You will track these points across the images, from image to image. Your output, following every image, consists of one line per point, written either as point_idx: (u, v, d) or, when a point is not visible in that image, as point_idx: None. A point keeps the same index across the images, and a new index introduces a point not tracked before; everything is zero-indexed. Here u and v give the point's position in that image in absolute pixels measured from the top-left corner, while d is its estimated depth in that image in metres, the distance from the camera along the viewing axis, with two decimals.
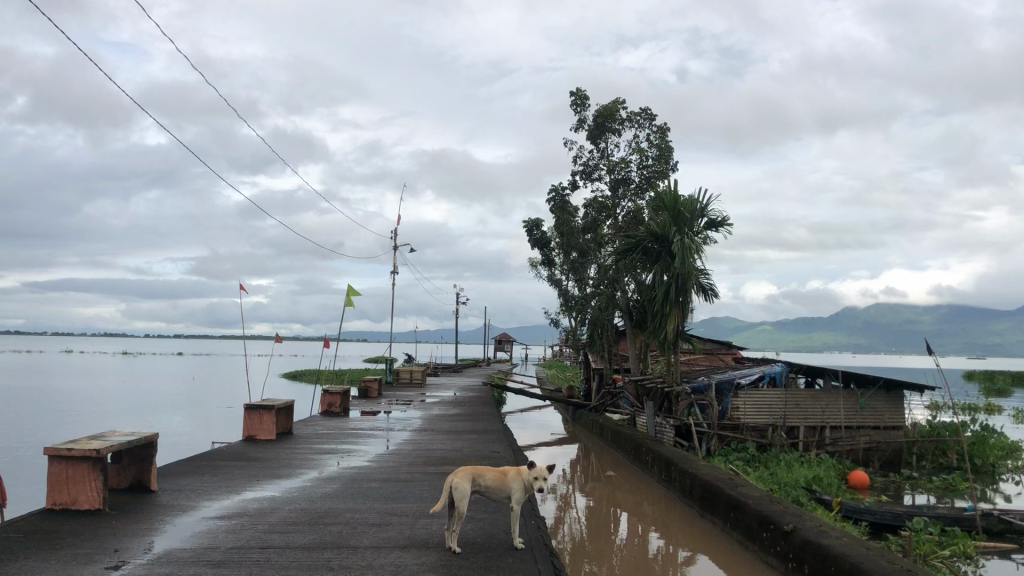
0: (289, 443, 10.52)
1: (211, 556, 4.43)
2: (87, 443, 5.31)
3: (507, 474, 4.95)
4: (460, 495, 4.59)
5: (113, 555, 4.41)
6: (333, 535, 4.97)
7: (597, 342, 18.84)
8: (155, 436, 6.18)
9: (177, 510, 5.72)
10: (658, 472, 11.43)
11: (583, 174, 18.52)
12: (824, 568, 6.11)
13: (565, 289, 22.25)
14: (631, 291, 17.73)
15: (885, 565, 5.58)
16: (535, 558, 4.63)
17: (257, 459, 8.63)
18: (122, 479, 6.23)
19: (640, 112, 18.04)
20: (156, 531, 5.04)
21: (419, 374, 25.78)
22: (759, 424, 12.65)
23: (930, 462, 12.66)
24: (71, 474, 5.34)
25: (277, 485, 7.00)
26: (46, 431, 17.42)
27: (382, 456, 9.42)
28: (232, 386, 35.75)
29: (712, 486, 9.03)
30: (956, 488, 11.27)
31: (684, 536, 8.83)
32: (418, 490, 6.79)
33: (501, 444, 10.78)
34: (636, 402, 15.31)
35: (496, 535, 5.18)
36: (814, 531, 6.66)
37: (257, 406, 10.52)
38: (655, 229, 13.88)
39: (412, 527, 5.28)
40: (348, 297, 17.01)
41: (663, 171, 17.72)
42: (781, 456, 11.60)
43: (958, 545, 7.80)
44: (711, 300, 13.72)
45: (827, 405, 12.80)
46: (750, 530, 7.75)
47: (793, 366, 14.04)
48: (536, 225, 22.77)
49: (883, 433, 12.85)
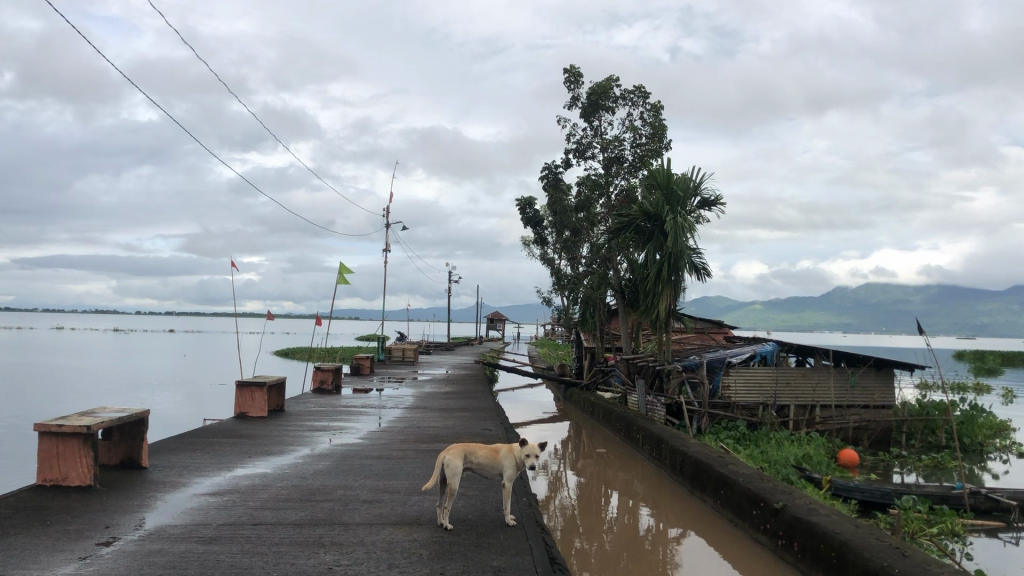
0: (281, 420, 10.51)
1: (202, 533, 4.42)
2: (77, 420, 5.29)
3: (499, 451, 4.95)
4: (452, 472, 4.58)
5: (104, 532, 4.39)
6: (326, 512, 4.98)
7: (589, 321, 18.86)
8: (147, 412, 6.15)
9: (168, 486, 5.71)
10: (649, 449, 11.48)
11: (577, 152, 18.47)
12: (814, 546, 6.15)
13: (558, 268, 22.23)
14: (624, 270, 17.74)
15: (873, 543, 5.62)
16: (526, 535, 4.64)
17: (248, 437, 8.62)
18: (113, 455, 6.20)
19: (634, 90, 17.95)
20: (147, 507, 5.03)
21: (412, 352, 25.80)
22: (749, 403, 12.69)
23: (919, 441, 12.76)
24: (61, 450, 5.31)
25: (269, 462, 7.01)
26: (36, 408, 17.37)
27: (374, 433, 9.44)
28: (222, 364, 35.72)
29: (702, 464, 9.09)
30: (944, 466, 11.37)
31: (675, 513, 8.88)
32: (410, 467, 6.81)
33: (493, 421, 10.80)
34: (628, 381, 15.34)
35: (487, 512, 5.19)
36: (803, 508, 6.70)
37: (249, 383, 10.49)
38: (649, 208, 13.85)
39: (404, 504, 5.28)
40: (340, 275, 16.98)
41: (657, 149, 17.67)
42: (770, 435, 11.66)
43: (945, 523, 7.86)
44: (703, 280, 13.75)
45: (818, 383, 12.84)
46: (739, 507, 7.80)
47: (785, 345, 14.05)
48: (529, 204, 22.73)
49: (873, 412, 12.92)
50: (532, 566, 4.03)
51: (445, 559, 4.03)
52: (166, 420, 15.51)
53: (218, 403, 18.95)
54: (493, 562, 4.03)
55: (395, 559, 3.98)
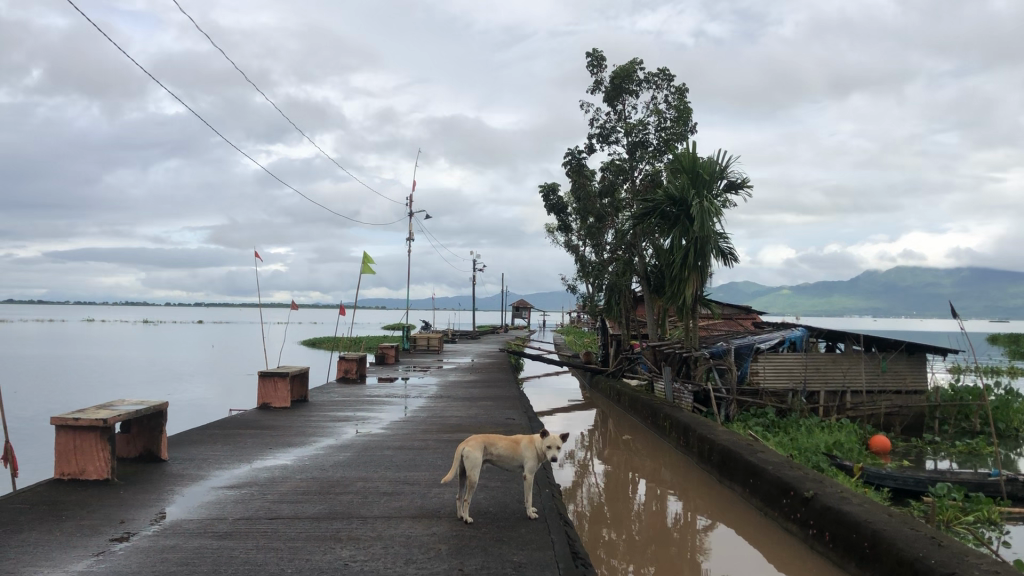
0: (304, 410, 10.47)
1: (218, 528, 4.34)
2: (95, 414, 5.23)
3: (520, 443, 4.82)
4: (472, 463, 4.47)
5: (118, 527, 4.32)
6: (345, 505, 4.89)
7: (614, 308, 18.69)
8: (166, 405, 6.10)
9: (187, 479, 5.65)
10: (677, 437, 11.31)
11: (600, 137, 18.26)
12: (846, 536, 5.97)
13: (582, 255, 22.06)
14: (649, 256, 17.55)
15: (908, 532, 5.43)
16: (548, 529, 4.51)
17: (270, 428, 8.56)
18: (132, 448, 6.16)
19: (659, 73, 17.69)
20: (163, 501, 4.96)
21: (436, 341, 25.77)
22: (778, 389, 12.49)
23: (952, 426, 12.50)
24: (78, 444, 5.26)
25: (290, 453, 6.94)
26: (64, 400, 17.48)
27: (397, 423, 9.38)
28: (248, 355, 35.92)
29: (730, 451, 8.93)
30: (978, 452, 11.12)
31: (703, 501, 8.75)
32: (432, 458, 6.71)
33: (516, 411, 10.70)
34: (655, 368, 15.18)
35: (509, 504, 5.08)
36: (835, 497, 6.52)
37: (272, 373, 10.45)
38: (674, 192, 13.65)
39: (424, 496, 5.19)
40: (364, 264, 16.94)
41: (682, 133, 17.43)
42: (800, 421, 11.46)
43: (982, 511, 7.64)
44: (730, 265, 13.54)
45: (848, 369, 12.59)
46: (769, 496, 7.63)
47: (814, 330, 13.81)
48: (552, 190, 22.53)
49: (905, 398, 12.67)
50: (554, 561, 3.89)
51: (465, 554, 3.91)
52: (192, 410, 15.55)
53: (245, 393, 19.00)
54: (514, 558, 3.90)
55: (413, 555, 3.87)
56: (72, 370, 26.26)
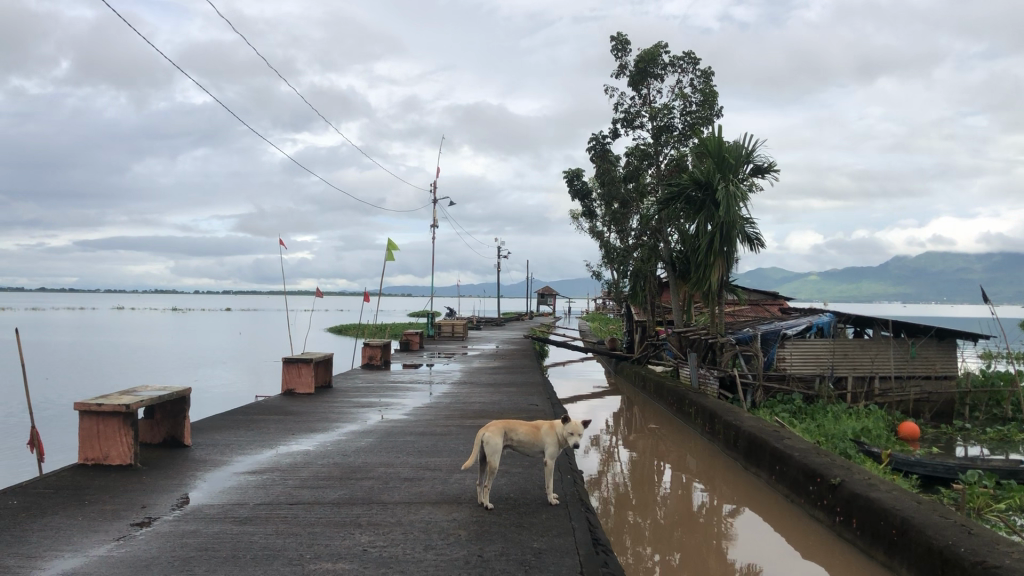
0: (328, 396, 10.49)
1: (239, 513, 4.33)
2: (117, 399, 5.25)
3: (540, 429, 4.77)
4: (491, 449, 4.43)
5: (140, 512, 4.33)
6: (365, 491, 4.87)
7: (639, 294, 18.60)
8: (189, 391, 6.12)
9: (209, 465, 5.66)
10: (702, 424, 11.23)
11: (624, 122, 18.11)
12: (874, 523, 5.88)
13: (606, 241, 21.94)
14: (675, 242, 17.41)
15: (937, 520, 5.33)
16: (570, 515, 4.47)
17: (294, 413, 8.59)
18: (155, 433, 6.19)
19: (684, 56, 17.50)
20: (186, 486, 4.98)
21: (461, 328, 25.79)
22: (805, 375, 12.37)
23: (984, 413, 12.30)
24: (102, 429, 5.29)
25: (313, 439, 6.94)
26: (91, 387, 17.65)
27: (420, 409, 9.37)
28: (273, 342, 36.12)
29: (756, 438, 8.84)
30: (1010, 440, 10.94)
31: (728, 488, 8.67)
32: (454, 444, 6.68)
33: (540, 397, 10.66)
34: (680, 354, 15.08)
35: (531, 490, 5.05)
36: (862, 484, 6.43)
37: (296, 359, 10.46)
38: (700, 177, 13.50)
39: (445, 482, 5.16)
40: (388, 251, 16.94)
41: (708, 117, 17.24)
42: (828, 408, 11.33)
43: (1013, 499, 7.51)
44: (756, 250, 13.39)
45: (877, 355, 12.46)
46: (796, 482, 7.53)
47: (842, 315, 13.63)
48: (576, 176, 22.40)
49: (935, 383, 12.51)
50: (574, 548, 3.85)
51: (485, 540, 3.88)
52: (217, 397, 15.64)
53: (270, 380, 19.10)
54: (534, 544, 3.86)
55: (433, 540, 3.84)
56: (100, 357, 26.52)
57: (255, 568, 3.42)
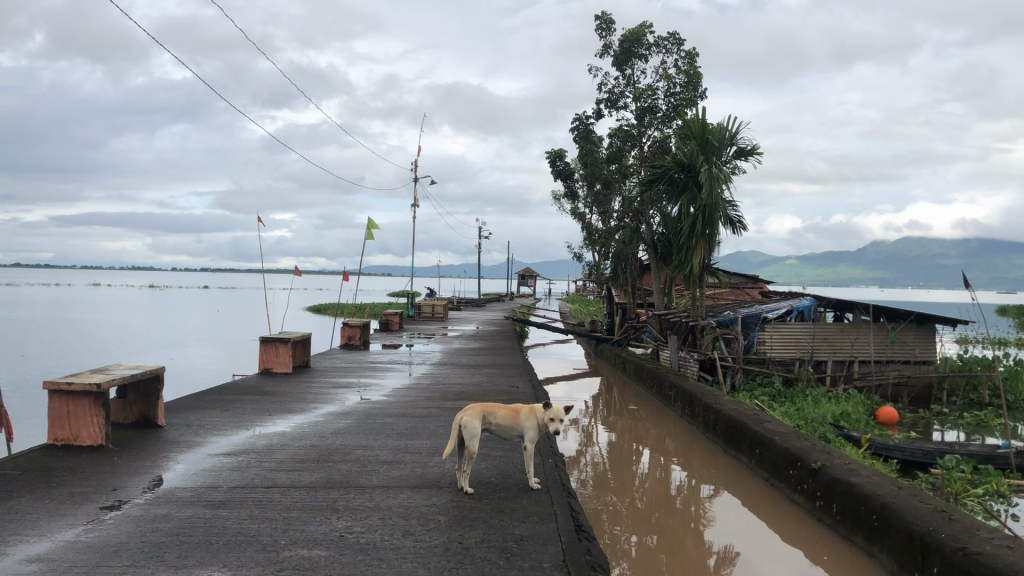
0: (305, 376, 10.36)
1: (212, 497, 4.23)
2: (88, 379, 5.10)
3: (520, 413, 4.68)
4: (470, 434, 4.34)
5: (110, 494, 4.21)
6: (342, 474, 4.77)
7: (620, 276, 18.55)
8: (163, 370, 5.99)
9: (183, 446, 5.53)
10: (682, 406, 11.23)
11: (608, 102, 17.98)
12: (855, 509, 5.85)
13: (588, 222, 21.85)
14: (657, 224, 17.35)
15: (917, 506, 5.29)
16: (552, 500, 4.39)
17: (270, 393, 8.47)
18: (128, 414, 6.05)
19: (669, 37, 17.38)
20: (159, 467, 4.86)
21: (441, 308, 25.66)
22: (785, 358, 12.37)
23: (961, 398, 12.37)
24: (72, 409, 5.15)
25: (290, 420, 6.83)
26: (63, 364, 17.36)
27: (400, 390, 9.26)
28: (250, 321, 35.82)
29: (736, 421, 8.82)
30: (986, 425, 11.01)
31: (707, 471, 8.67)
32: (433, 426, 6.59)
33: (521, 378, 10.59)
34: (660, 337, 15.06)
35: (512, 474, 4.97)
36: (843, 468, 6.39)
37: (273, 339, 10.30)
38: (683, 159, 13.43)
39: (425, 465, 5.08)
40: (368, 231, 16.77)
41: (691, 98, 17.14)
42: (807, 391, 11.33)
43: (991, 484, 7.52)
44: (738, 233, 13.36)
45: (857, 338, 12.45)
46: (776, 467, 7.50)
47: (823, 300, 13.62)
48: (558, 156, 22.29)
49: (914, 368, 12.54)
50: (556, 535, 3.76)
51: (465, 526, 3.79)
52: (192, 376, 15.43)
53: (247, 359, 18.89)
54: (514, 531, 3.77)
55: (411, 526, 3.75)
56: (74, 334, 26.18)
57: (229, 554, 3.32)
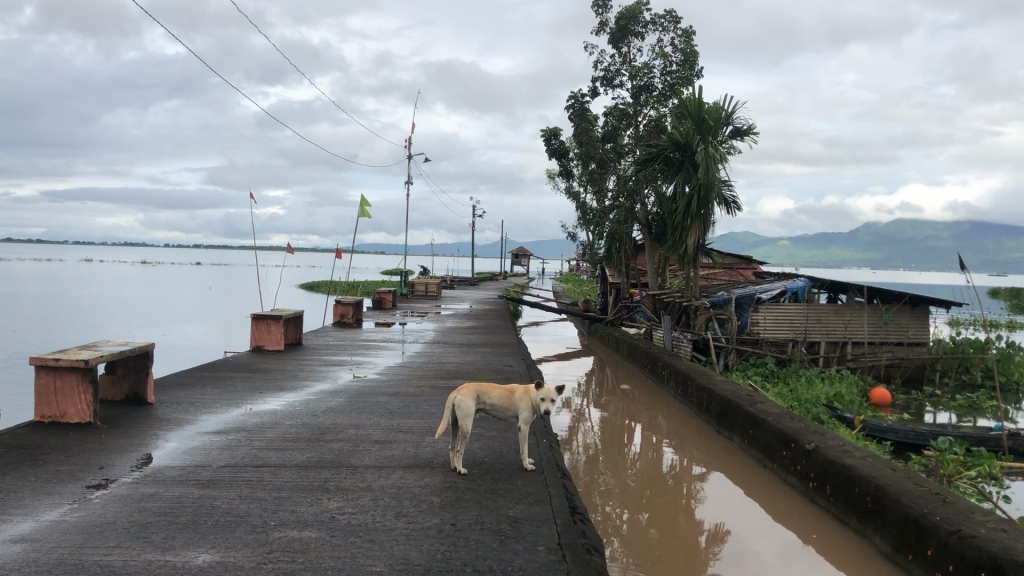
0: (297, 354, 10.28)
1: (201, 475, 4.16)
2: (75, 355, 5.02)
3: (515, 393, 4.61)
4: (463, 413, 4.27)
5: (97, 473, 4.14)
6: (334, 454, 4.71)
7: (614, 256, 18.47)
8: (153, 346, 5.90)
9: (172, 424, 5.45)
10: (675, 386, 11.19)
11: (604, 80, 17.83)
12: (849, 490, 5.82)
13: (582, 202, 21.73)
14: (652, 203, 17.26)
15: (912, 488, 5.24)
16: (545, 481, 4.34)
17: (262, 371, 8.40)
18: (118, 390, 5.98)
19: (665, 14, 17.21)
20: (148, 445, 4.79)
21: (435, 287, 25.58)
22: (779, 339, 12.32)
23: (954, 379, 12.36)
24: (59, 385, 5.07)
25: (282, 398, 6.75)
26: (53, 340, 17.22)
27: (393, 369, 9.19)
28: (242, 298, 35.63)
29: (729, 402, 8.78)
30: (978, 406, 11.01)
31: (699, 451, 8.64)
32: (427, 406, 6.54)
33: (515, 358, 10.53)
34: (654, 317, 15.00)
35: (505, 455, 4.91)
36: (836, 450, 6.36)
37: (265, 316, 10.21)
38: (679, 138, 13.31)
39: (417, 445, 5.01)
40: (360, 208, 16.64)
41: (688, 77, 17.01)
42: (801, 372, 11.31)
43: (984, 466, 7.48)
44: (733, 214, 13.29)
45: (851, 320, 12.43)
46: (769, 447, 7.47)
47: (817, 281, 13.57)
48: (553, 135, 22.14)
49: (907, 350, 12.51)
50: (551, 517, 3.71)
51: (458, 507, 3.74)
52: (182, 353, 15.33)
53: (239, 336, 18.79)
54: (509, 512, 3.72)
55: (404, 508, 3.69)
56: (64, 310, 26.00)
57: (217, 535, 3.25)
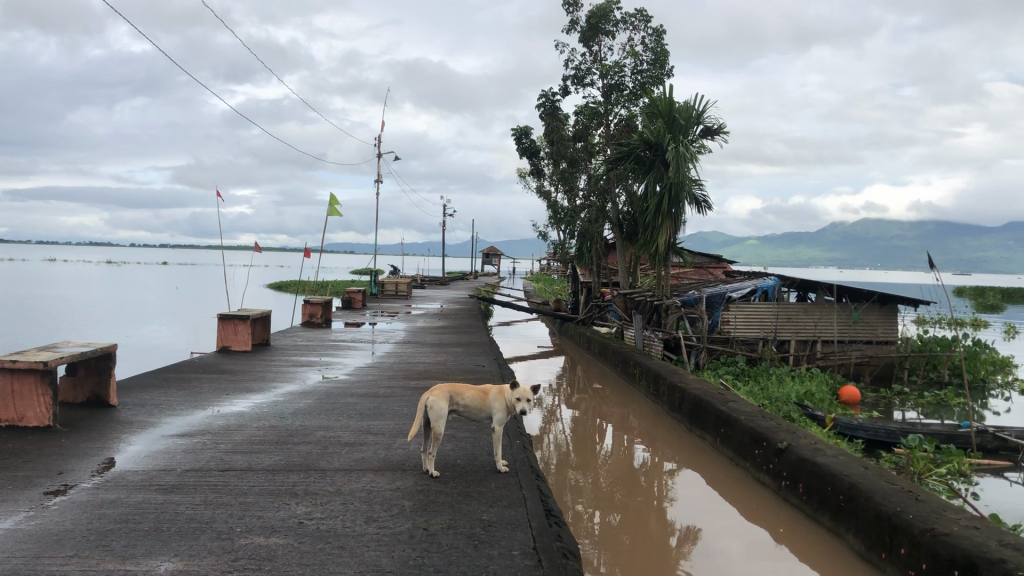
0: (265, 354, 10.12)
1: (165, 480, 4.03)
2: (34, 356, 4.87)
3: (489, 394, 4.53)
4: (436, 414, 4.18)
5: (55, 478, 4.00)
6: (301, 457, 4.59)
7: (584, 255, 18.43)
8: (115, 347, 5.75)
9: (135, 427, 5.31)
10: (646, 385, 11.16)
11: (575, 79, 17.77)
12: (821, 489, 5.79)
13: (553, 201, 21.69)
14: (623, 203, 17.24)
15: (884, 486, 5.22)
16: (519, 483, 4.27)
17: (229, 372, 8.24)
18: (78, 393, 5.81)
19: (636, 13, 17.19)
20: (110, 449, 4.65)
21: (405, 286, 25.39)
22: (749, 338, 12.33)
23: (921, 377, 12.44)
24: (17, 388, 4.91)
25: (249, 400, 6.60)
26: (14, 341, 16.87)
27: (363, 369, 9.07)
28: (211, 298, 35.18)
29: (701, 401, 8.75)
30: (946, 404, 11.09)
31: (671, 450, 8.62)
32: (397, 406, 6.43)
33: (486, 357, 10.44)
34: (625, 316, 15.00)
35: (478, 457, 4.83)
36: (809, 448, 6.33)
37: (232, 316, 10.04)
38: (650, 137, 13.28)
39: (388, 447, 4.92)
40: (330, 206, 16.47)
41: (658, 77, 17.02)
42: (772, 370, 11.33)
43: (953, 463, 7.50)
44: (703, 213, 13.30)
45: (820, 318, 12.46)
46: (741, 446, 7.44)
47: (787, 280, 13.61)
48: (524, 134, 22.06)
49: (876, 348, 12.56)
50: (525, 520, 3.63)
51: (430, 512, 3.64)
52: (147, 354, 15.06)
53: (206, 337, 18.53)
54: (482, 516, 3.64)
55: (375, 512, 3.59)
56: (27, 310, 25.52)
57: (180, 542, 3.14)
